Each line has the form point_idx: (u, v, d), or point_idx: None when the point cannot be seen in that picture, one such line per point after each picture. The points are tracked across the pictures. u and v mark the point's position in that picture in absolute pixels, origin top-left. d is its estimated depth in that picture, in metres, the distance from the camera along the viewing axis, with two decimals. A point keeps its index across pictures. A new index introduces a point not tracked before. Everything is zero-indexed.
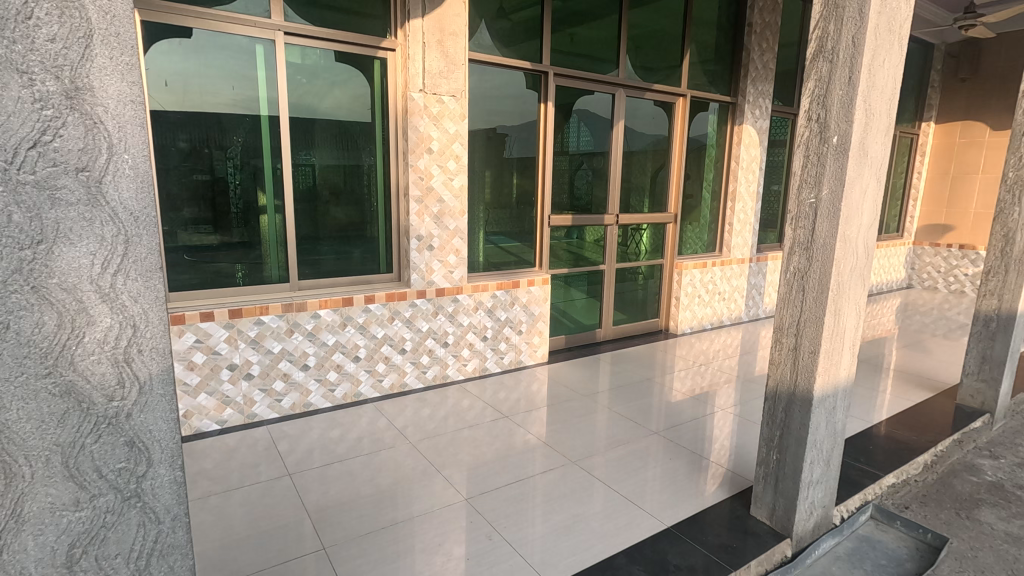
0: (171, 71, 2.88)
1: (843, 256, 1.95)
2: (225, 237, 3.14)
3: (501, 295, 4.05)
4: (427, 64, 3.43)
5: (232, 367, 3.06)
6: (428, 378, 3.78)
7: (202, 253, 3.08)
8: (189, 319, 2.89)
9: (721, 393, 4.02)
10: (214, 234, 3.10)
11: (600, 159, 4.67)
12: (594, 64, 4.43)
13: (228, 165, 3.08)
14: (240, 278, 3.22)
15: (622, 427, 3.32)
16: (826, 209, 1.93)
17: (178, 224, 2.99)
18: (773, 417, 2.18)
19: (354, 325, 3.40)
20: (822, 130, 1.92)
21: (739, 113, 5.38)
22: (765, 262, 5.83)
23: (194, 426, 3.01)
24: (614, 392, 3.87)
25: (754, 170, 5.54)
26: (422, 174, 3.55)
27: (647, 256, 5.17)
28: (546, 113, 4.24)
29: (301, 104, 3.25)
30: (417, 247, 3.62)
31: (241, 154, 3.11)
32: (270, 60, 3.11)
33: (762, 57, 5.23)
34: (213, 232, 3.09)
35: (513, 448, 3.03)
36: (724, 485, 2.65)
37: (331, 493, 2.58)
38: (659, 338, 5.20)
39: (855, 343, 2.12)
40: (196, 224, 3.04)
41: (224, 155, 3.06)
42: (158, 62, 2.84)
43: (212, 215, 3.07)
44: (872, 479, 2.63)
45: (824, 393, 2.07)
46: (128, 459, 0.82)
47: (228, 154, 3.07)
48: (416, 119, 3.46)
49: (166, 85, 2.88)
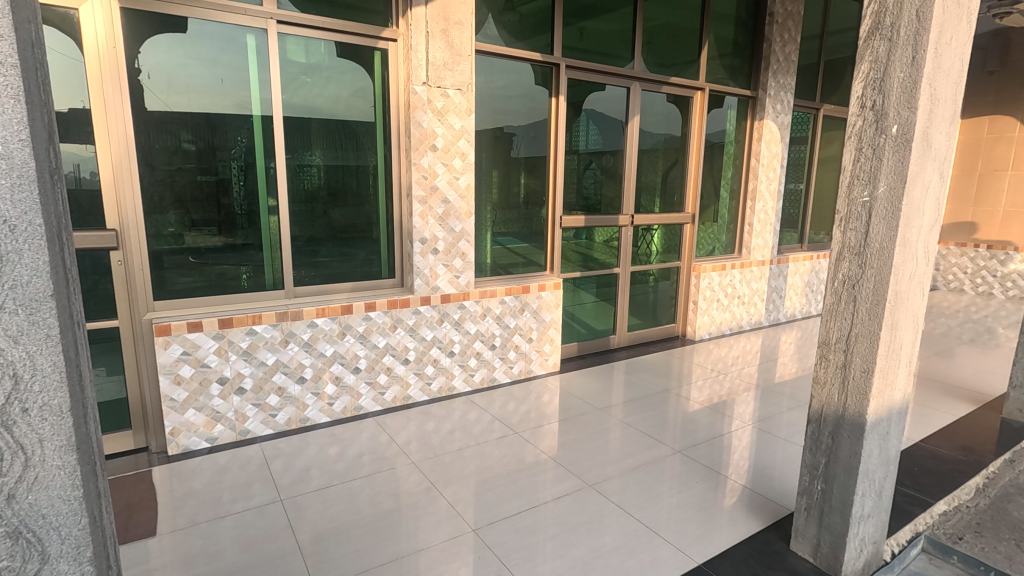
0: (154, 62, 2.65)
1: (902, 262, 1.71)
2: (226, 239, 2.94)
3: (510, 301, 3.82)
4: (431, 55, 3.21)
5: (222, 381, 2.84)
6: (434, 390, 3.56)
7: (197, 257, 2.87)
8: (175, 330, 2.69)
9: (742, 403, 3.77)
10: (217, 235, 2.91)
11: (610, 158, 4.44)
12: (607, 58, 4.20)
13: (232, 165, 2.89)
14: (245, 281, 3.03)
15: (640, 443, 3.08)
16: (883, 209, 1.69)
17: (172, 227, 2.79)
18: (817, 441, 1.94)
19: (354, 334, 3.18)
20: (878, 119, 1.68)
21: (760, 108, 5.13)
22: (786, 263, 5.57)
23: (182, 445, 2.81)
24: (630, 404, 3.63)
25: (775, 167, 5.28)
26: (426, 173, 3.33)
27: (658, 258, 4.91)
28: (557, 108, 4.02)
29: (296, 98, 3.02)
30: (420, 250, 3.40)
31: (243, 154, 2.91)
32: (263, 52, 2.89)
33: (784, 49, 4.99)
34: (217, 234, 2.91)
35: (524, 468, 2.81)
36: (756, 512, 2.40)
37: (327, 520, 2.37)
38: (675, 344, 4.96)
39: (911, 359, 1.87)
40: (196, 226, 2.84)
41: (229, 155, 2.88)
42: (139, 51, 2.61)
43: (212, 216, 2.88)
44: (922, 507, 2.37)
45: (878, 417, 1.83)
46: (13, 554, 0.69)
47: (231, 154, 2.88)
48: (418, 114, 3.24)
49: (149, 77, 2.65)
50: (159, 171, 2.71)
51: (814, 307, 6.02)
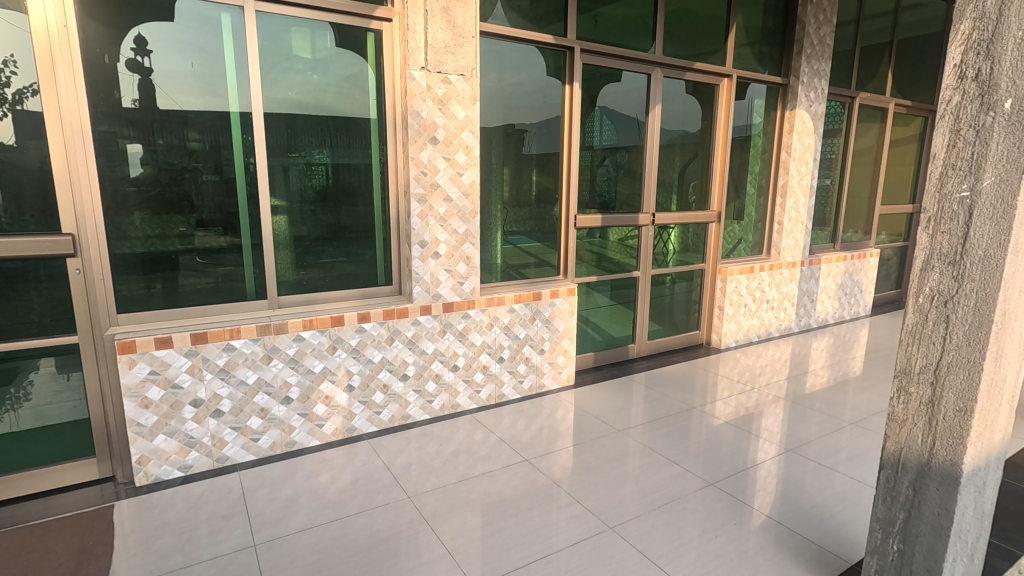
0: (160, 57, 2.43)
1: (1013, 274, 1.35)
2: (231, 238, 2.68)
3: (519, 309, 3.47)
4: (431, 36, 2.87)
5: (196, 403, 2.54)
6: (436, 409, 3.24)
7: (202, 259, 2.63)
8: (140, 347, 2.39)
9: (771, 417, 3.42)
10: (224, 236, 2.66)
11: (625, 154, 4.07)
12: (625, 43, 3.84)
13: (241, 163, 2.65)
14: (247, 287, 2.75)
15: (665, 471, 2.73)
16: (990, 208, 1.34)
17: (176, 228, 2.56)
18: (894, 491, 1.58)
19: (346, 349, 2.86)
20: (985, 93, 1.32)
21: (791, 96, 4.74)
22: (818, 265, 5.17)
23: (151, 475, 2.50)
24: (652, 423, 3.27)
25: (808, 161, 4.89)
26: (426, 168, 2.99)
27: (677, 259, 4.53)
28: (571, 97, 3.67)
29: (278, 85, 2.69)
30: (420, 255, 3.06)
31: (234, 152, 2.63)
32: (240, 33, 2.56)
33: (818, 31, 4.60)
34: (223, 235, 2.66)
35: (535, 502, 2.47)
36: (808, 566, 2.04)
37: (305, 571, 2.04)
38: (700, 353, 4.60)
39: (1015, 393, 1.50)
40: (205, 225, 2.62)
41: (237, 152, 2.63)
42: (132, 36, 2.37)
43: (220, 216, 2.64)
44: (1009, 561, 2.00)
45: (975, 466, 1.46)
46: None
47: (234, 151, 2.63)
48: (417, 103, 2.89)
49: (123, 58, 2.37)
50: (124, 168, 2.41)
51: (847, 312, 5.61)
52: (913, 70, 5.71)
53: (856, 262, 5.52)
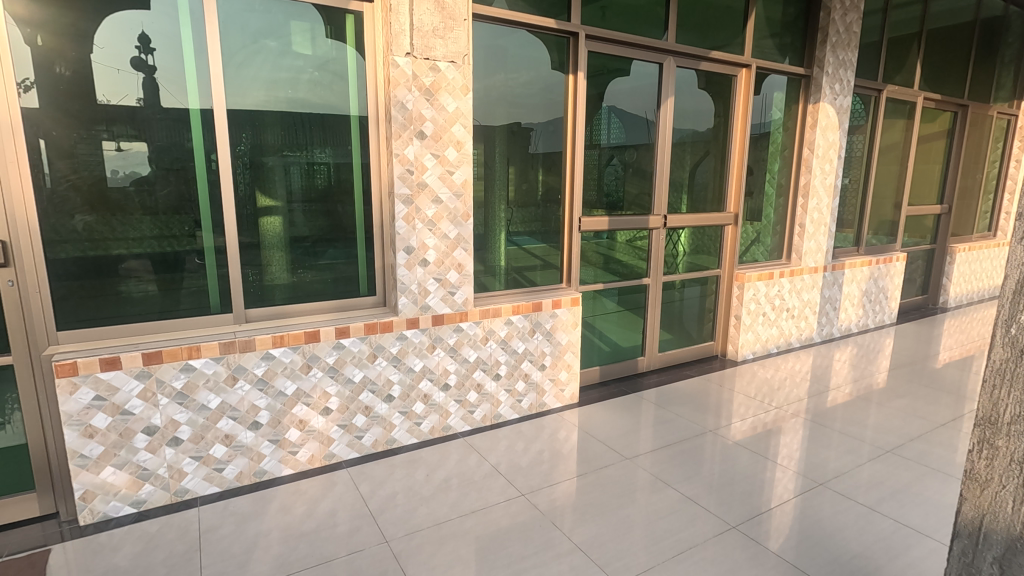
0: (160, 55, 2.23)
1: None
2: (194, 244, 2.40)
3: (517, 321, 3.16)
4: (417, 18, 2.57)
5: (150, 431, 2.26)
6: (424, 432, 2.94)
7: (192, 263, 2.41)
8: (83, 369, 2.11)
9: (795, 437, 3.10)
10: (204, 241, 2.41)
11: (634, 153, 3.76)
12: (635, 30, 3.52)
13: (202, 160, 2.36)
14: (212, 299, 2.47)
15: (678, 509, 2.40)
16: None
17: (181, 228, 2.36)
18: (974, 567, 1.26)
19: (322, 367, 2.58)
20: None
21: (814, 88, 4.40)
22: (842, 270, 4.83)
23: (98, 512, 2.22)
24: (663, 449, 2.95)
25: (832, 158, 4.55)
26: (412, 167, 2.68)
27: (686, 263, 4.18)
28: (575, 88, 3.33)
29: (240, 76, 2.38)
30: (406, 262, 2.76)
31: (194, 149, 2.34)
32: (198, 13, 2.27)
33: (844, 19, 4.27)
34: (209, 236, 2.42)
35: (531, 548, 2.14)
36: None
37: None
38: (714, 366, 4.28)
39: None
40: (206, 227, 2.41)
41: (201, 147, 2.35)
42: (135, 34, 2.18)
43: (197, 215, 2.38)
44: None
45: None
46: None
47: (195, 147, 2.34)
48: (400, 93, 2.59)
49: (85, 45, 2.11)
50: (108, 166, 2.20)
51: (871, 320, 5.27)
52: (943, 62, 5.36)
53: (881, 267, 5.17)
